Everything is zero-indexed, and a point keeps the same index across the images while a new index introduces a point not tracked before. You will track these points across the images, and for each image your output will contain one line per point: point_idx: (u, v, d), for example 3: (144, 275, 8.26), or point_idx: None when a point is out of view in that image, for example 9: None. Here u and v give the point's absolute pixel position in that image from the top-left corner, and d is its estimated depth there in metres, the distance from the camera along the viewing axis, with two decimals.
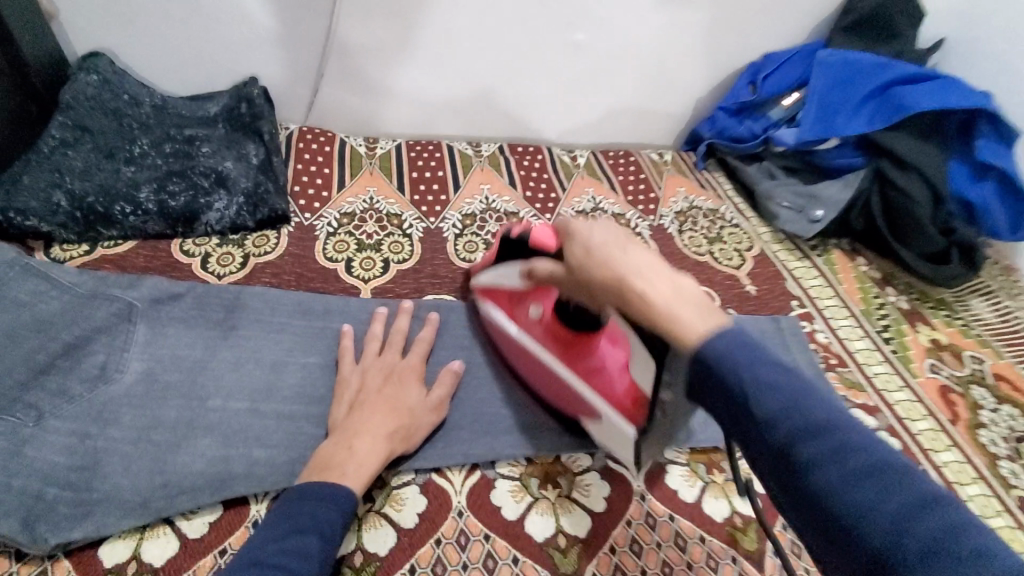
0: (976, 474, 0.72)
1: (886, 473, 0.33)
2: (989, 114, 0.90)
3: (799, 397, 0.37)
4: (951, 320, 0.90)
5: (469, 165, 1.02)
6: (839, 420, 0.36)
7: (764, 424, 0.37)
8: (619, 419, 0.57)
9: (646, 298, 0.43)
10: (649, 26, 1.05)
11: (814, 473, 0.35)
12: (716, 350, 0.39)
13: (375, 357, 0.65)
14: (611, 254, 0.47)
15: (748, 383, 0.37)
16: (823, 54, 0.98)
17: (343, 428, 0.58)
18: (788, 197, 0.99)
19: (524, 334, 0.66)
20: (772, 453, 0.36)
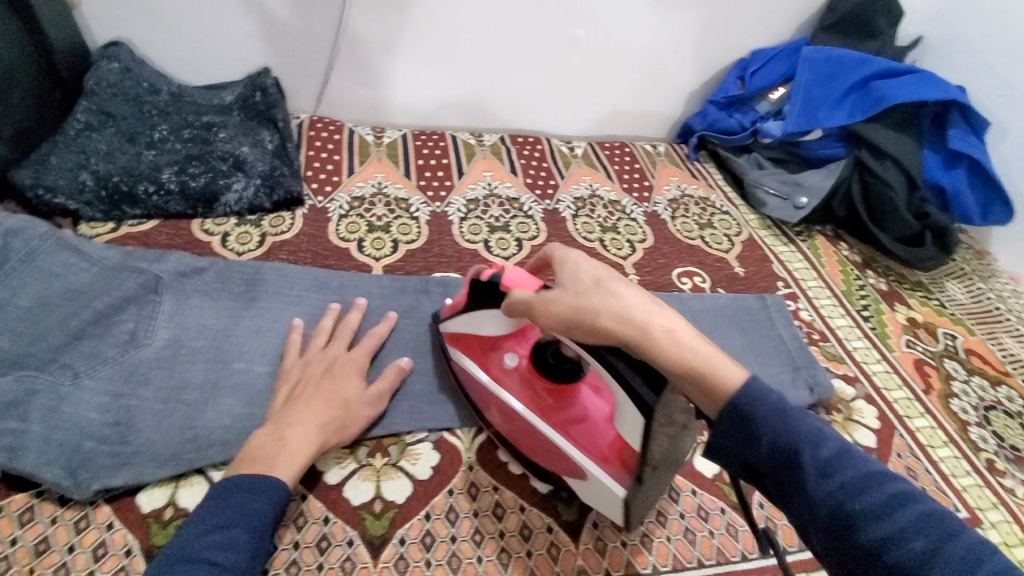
0: (947, 438, 0.77)
1: (934, 519, 0.37)
2: (960, 106, 0.96)
3: (844, 449, 0.42)
4: (926, 299, 0.96)
5: (472, 154, 1.07)
6: (884, 472, 0.41)
7: (818, 475, 0.41)
8: (607, 477, 0.54)
9: (673, 336, 0.46)
10: (643, 24, 1.10)
11: (869, 519, 0.38)
12: (765, 407, 0.44)
13: (319, 350, 0.65)
14: (624, 296, 0.48)
15: (800, 437, 0.42)
16: (808, 51, 1.04)
17: (277, 418, 0.58)
18: (775, 184, 1.04)
19: (497, 384, 0.62)
20: (822, 501, 0.40)
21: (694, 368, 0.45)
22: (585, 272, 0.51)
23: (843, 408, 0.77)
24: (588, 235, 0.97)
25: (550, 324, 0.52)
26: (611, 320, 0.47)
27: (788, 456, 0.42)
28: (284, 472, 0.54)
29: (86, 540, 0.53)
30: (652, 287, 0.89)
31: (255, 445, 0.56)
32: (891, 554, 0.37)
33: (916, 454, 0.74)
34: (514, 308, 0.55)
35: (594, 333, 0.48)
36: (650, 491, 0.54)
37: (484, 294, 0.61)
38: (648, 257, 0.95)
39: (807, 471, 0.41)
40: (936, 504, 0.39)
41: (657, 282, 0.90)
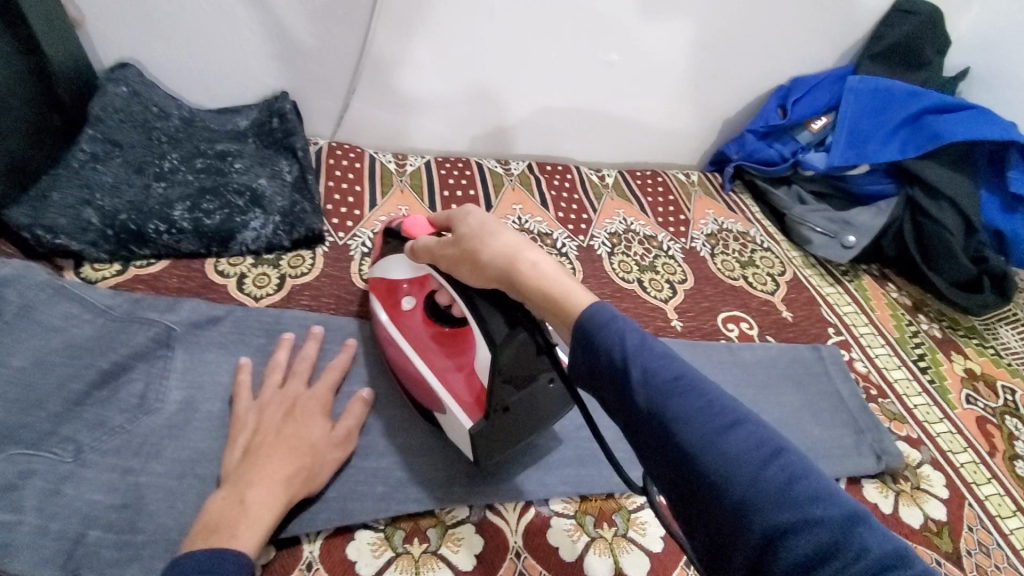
0: (1015, 507, 0.72)
1: (741, 423, 0.37)
2: (1022, 146, 0.91)
3: (670, 356, 0.40)
4: (982, 348, 0.91)
5: (500, 184, 1.01)
6: (698, 376, 0.39)
7: (640, 386, 0.39)
8: (461, 413, 0.57)
9: (536, 267, 0.47)
10: (679, 48, 1.05)
11: (681, 425, 0.37)
12: (599, 318, 0.42)
13: (276, 389, 0.60)
14: (501, 231, 0.50)
15: (625, 346, 0.40)
16: (854, 81, 0.99)
17: (234, 479, 0.51)
18: (821, 221, 0.99)
19: (392, 323, 0.65)
20: (644, 413, 0.38)
21: (551, 297, 0.45)
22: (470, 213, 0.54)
23: (909, 474, 0.71)
24: (625, 276, 0.91)
25: (439, 257, 0.56)
26: (484, 253, 0.50)
27: (615, 365, 0.40)
28: (246, 542, 0.47)
29: None
30: (697, 335, 0.83)
31: (214, 513, 0.48)
32: (701, 464, 0.36)
33: (987, 526, 0.69)
34: (410, 249, 0.59)
35: (469, 264, 0.52)
36: (503, 431, 0.57)
37: (394, 241, 0.65)
38: (690, 300, 0.89)
39: (632, 382, 0.39)
40: (744, 408, 0.38)
41: (701, 329, 0.84)
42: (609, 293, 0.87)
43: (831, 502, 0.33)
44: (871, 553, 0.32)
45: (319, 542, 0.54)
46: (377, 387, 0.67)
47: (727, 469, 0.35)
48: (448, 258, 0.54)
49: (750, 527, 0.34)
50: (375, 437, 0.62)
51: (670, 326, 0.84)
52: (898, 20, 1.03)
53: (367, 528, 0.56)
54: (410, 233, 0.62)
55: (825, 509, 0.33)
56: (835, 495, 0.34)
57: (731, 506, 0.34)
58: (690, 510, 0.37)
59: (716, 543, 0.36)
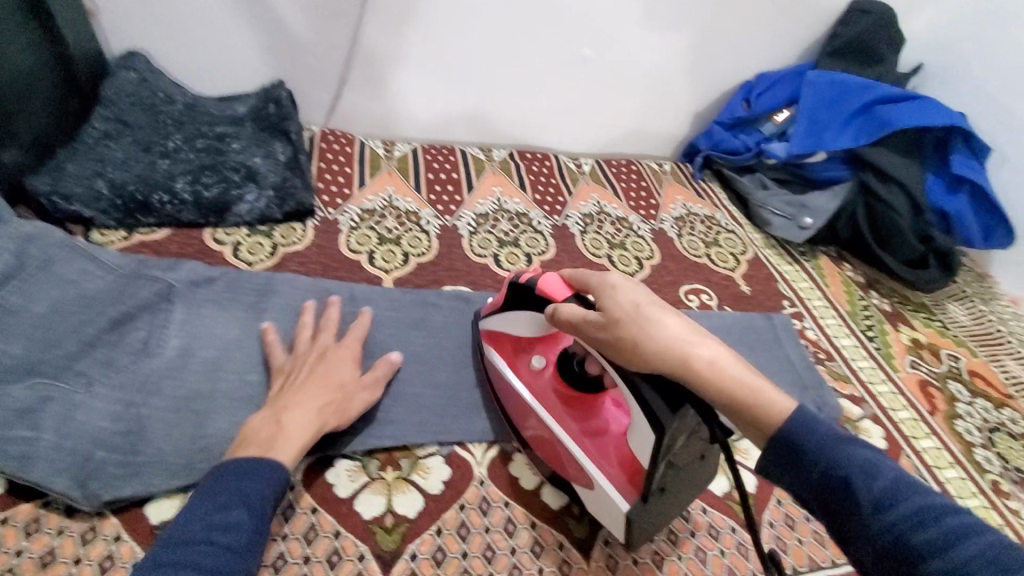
0: (953, 459, 0.76)
1: (1002, 560, 0.36)
2: (964, 132, 0.98)
3: (902, 482, 0.41)
4: (929, 321, 0.96)
5: (482, 169, 1.08)
6: (940, 505, 0.40)
7: (872, 507, 0.40)
8: (614, 492, 0.56)
9: (715, 367, 0.48)
10: (652, 47, 1.12)
11: (926, 553, 0.37)
12: (814, 436, 0.44)
13: (308, 342, 0.66)
14: (664, 320, 0.50)
15: (850, 466, 0.42)
16: (812, 75, 1.06)
17: (274, 405, 0.58)
18: (779, 205, 1.07)
19: (520, 383, 0.65)
20: (880, 534, 0.40)
21: (740, 400, 0.47)
22: (623, 289, 0.54)
23: (849, 427, 0.77)
24: (596, 251, 0.98)
25: (586, 334, 0.54)
26: (649, 343, 0.50)
27: (837, 483, 0.42)
28: (285, 455, 0.54)
29: (93, 552, 0.53)
30: None
31: (255, 430, 0.56)
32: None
33: (922, 474, 0.74)
34: (556, 313, 0.57)
35: (631, 351, 0.51)
36: (657, 511, 0.56)
37: (521, 297, 0.63)
38: (656, 273, 0.95)
39: (860, 502, 0.41)
40: (1001, 543, 0.37)
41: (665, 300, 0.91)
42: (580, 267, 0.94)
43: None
44: None
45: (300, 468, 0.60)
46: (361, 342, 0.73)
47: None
48: (601, 341, 0.53)
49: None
50: None
51: None
52: (854, 18, 1.10)
53: (346, 458, 0.62)
54: (548, 294, 0.59)
55: None
56: None
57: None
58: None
59: None
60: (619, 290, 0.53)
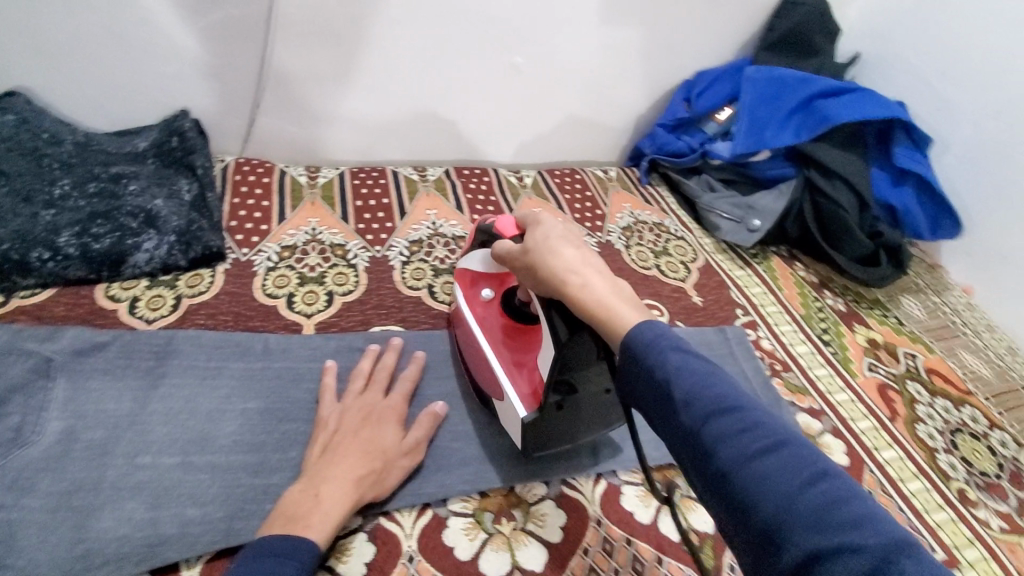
0: (917, 470, 0.73)
1: (782, 443, 0.38)
2: (903, 123, 0.96)
3: (710, 380, 0.42)
4: (884, 318, 0.94)
5: (415, 191, 1.01)
6: (740, 398, 0.41)
7: (682, 404, 0.42)
8: (517, 401, 0.62)
9: (586, 291, 0.51)
10: (587, 50, 1.08)
11: (719, 443, 0.39)
12: (645, 340, 0.45)
13: (357, 396, 0.64)
14: (560, 250, 0.54)
15: (667, 366, 0.43)
16: (750, 71, 1.02)
17: (313, 473, 0.56)
18: (727, 208, 1.03)
19: (468, 311, 0.71)
20: (686, 427, 0.41)
21: (598, 316, 0.49)
22: (543, 224, 0.58)
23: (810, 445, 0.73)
24: None
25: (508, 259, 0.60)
26: (542, 265, 0.54)
27: (656, 383, 0.44)
28: (319, 532, 0.51)
29: None
30: None
31: (291, 503, 0.54)
32: (734, 481, 0.38)
33: (888, 491, 0.70)
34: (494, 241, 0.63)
35: (533, 275, 0.56)
36: (553, 428, 0.61)
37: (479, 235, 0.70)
38: None
39: (673, 399, 0.42)
40: (783, 430, 0.39)
41: None
42: None
43: (873, 527, 0.34)
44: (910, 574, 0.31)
45: (199, 567, 0.53)
46: (275, 403, 0.66)
47: (761, 487, 0.37)
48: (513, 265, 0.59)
49: (784, 547, 0.35)
50: (268, 452, 0.61)
51: None
52: (788, 11, 1.08)
53: None
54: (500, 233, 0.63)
55: (867, 533, 0.33)
56: (875, 517, 0.34)
57: (766, 522, 0.36)
58: (730, 526, 0.39)
59: (760, 564, 0.37)
60: (538, 224, 0.58)
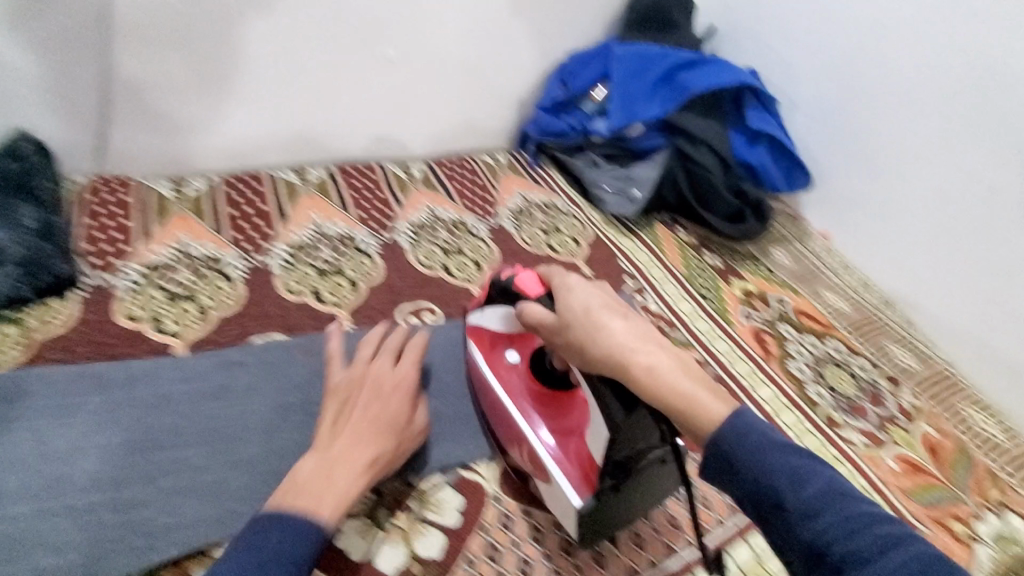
0: (789, 402, 0.79)
1: (914, 563, 0.38)
2: (752, 88, 1.04)
3: (830, 488, 0.42)
4: (757, 269, 1.01)
5: (295, 193, 0.97)
6: (862, 510, 0.41)
7: (799, 514, 0.42)
8: (568, 487, 0.59)
9: (652, 374, 0.50)
10: (460, 40, 1.08)
11: (849, 563, 0.39)
12: (754, 445, 0.45)
13: (366, 365, 0.66)
14: (609, 326, 0.53)
15: (781, 475, 0.43)
16: (617, 50, 1.07)
17: (323, 450, 0.58)
18: (609, 181, 1.08)
19: (497, 379, 0.68)
20: (806, 541, 0.41)
21: (669, 401, 0.49)
22: (576, 292, 0.57)
23: None
24: (429, 264, 0.91)
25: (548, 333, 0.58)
26: (592, 344, 0.53)
27: (766, 490, 0.43)
28: (332, 508, 0.54)
29: None
30: None
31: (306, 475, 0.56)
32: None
33: None
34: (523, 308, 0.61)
35: (579, 351, 0.55)
36: (612, 509, 0.58)
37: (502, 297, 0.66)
38: None
39: (790, 510, 0.42)
40: (911, 545, 0.40)
41: None
42: (413, 285, 0.87)
43: None
44: None
45: None
46: (143, 431, 0.62)
47: None
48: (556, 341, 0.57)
49: None
50: (135, 488, 0.58)
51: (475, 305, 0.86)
52: None
53: None
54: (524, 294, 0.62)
55: None
56: None
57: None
58: None
59: None
60: (575, 293, 0.57)
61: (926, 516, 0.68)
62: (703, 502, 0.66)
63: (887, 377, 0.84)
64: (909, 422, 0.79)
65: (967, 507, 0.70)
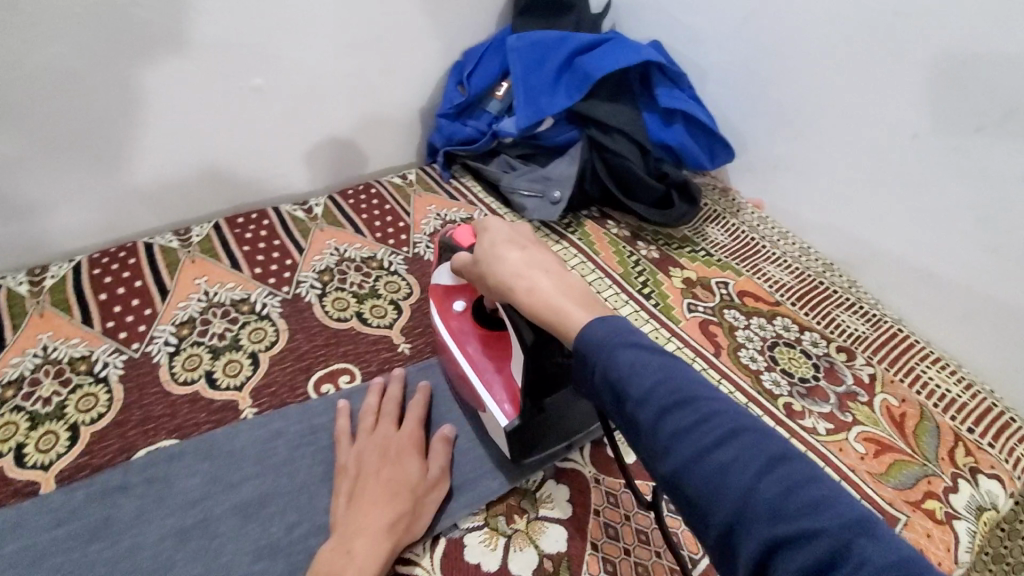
0: (747, 399, 0.75)
1: (737, 431, 0.36)
2: (658, 64, 0.97)
3: (666, 371, 0.40)
4: (695, 254, 0.96)
5: (176, 261, 0.85)
6: (695, 388, 0.39)
7: (635, 399, 0.39)
8: (499, 412, 0.59)
9: (534, 294, 0.49)
10: (338, 56, 0.97)
11: (676, 439, 0.37)
12: (598, 340, 0.42)
13: (371, 434, 0.62)
14: (507, 254, 0.52)
15: (621, 367, 0.40)
16: (511, 40, 0.98)
17: (343, 528, 0.54)
18: (526, 184, 1.00)
19: (444, 326, 0.68)
20: (642, 425, 0.39)
21: (547, 317, 0.47)
22: (491, 232, 0.56)
23: None
24: (340, 314, 0.80)
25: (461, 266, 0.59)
26: (490, 272, 0.53)
27: (605, 380, 0.41)
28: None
29: None
30: (427, 353, 0.77)
31: (326, 561, 0.52)
32: (692, 477, 0.36)
33: None
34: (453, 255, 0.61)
35: (487, 286, 0.55)
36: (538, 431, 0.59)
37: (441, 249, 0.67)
38: (417, 313, 0.82)
39: (625, 399, 0.40)
40: (738, 414, 0.38)
41: (432, 348, 0.77)
42: (321, 344, 0.75)
43: (832, 508, 0.33)
44: (871, 562, 0.31)
45: None
46: None
47: (722, 479, 0.35)
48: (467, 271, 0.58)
49: (743, 535, 0.34)
50: None
51: (397, 354, 0.76)
52: None
53: None
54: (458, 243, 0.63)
55: (823, 514, 0.33)
56: (841, 501, 0.33)
57: (724, 519, 0.35)
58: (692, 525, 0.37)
59: (723, 555, 0.36)
60: (487, 231, 0.56)
61: (901, 500, 0.65)
62: (671, 540, 0.59)
63: (840, 349, 0.81)
64: (870, 395, 0.75)
65: (941, 480, 0.67)
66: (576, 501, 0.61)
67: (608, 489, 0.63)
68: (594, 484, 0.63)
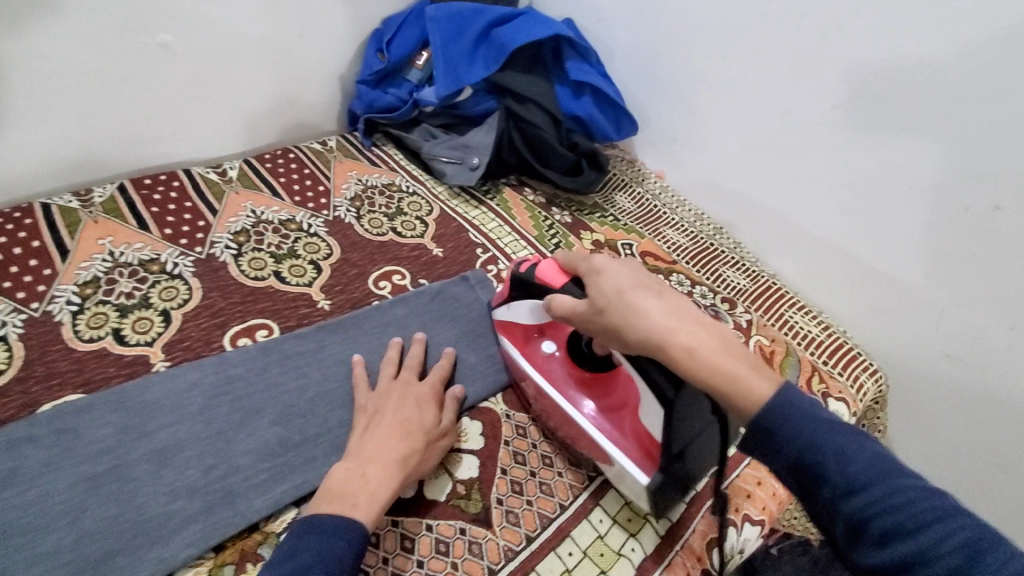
0: None
1: (968, 538, 0.39)
2: (568, 39, 1.02)
3: (877, 464, 0.43)
4: (604, 219, 1.04)
5: (76, 221, 0.81)
6: (914, 487, 0.42)
7: (842, 488, 0.43)
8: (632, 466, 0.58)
9: (694, 353, 0.50)
10: (251, 16, 0.95)
11: (893, 538, 0.40)
12: (797, 423, 0.46)
13: (390, 380, 0.66)
14: (643, 306, 0.52)
15: (828, 451, 0.44)
16: (430, 10, 1.01)
17: (355, 454, 0.58)
18: (445, 151, 1.03)
19: (535, 372, 0.67)
20: (851, 515, 0.42)
21: (715, 381, 0.49)
22: (603, 273, 0.56)
23: None
24: (257, 273, 0.80)
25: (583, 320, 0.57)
26: (628, 326, 0.52)
27: (807, 466, 0.44)
28: (368, 511, 0.53)
29: None
30: (348, 309, 0.79)
31: (338, 481, 0.56)
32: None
33: None
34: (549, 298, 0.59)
35: (614, 335, 0.54)
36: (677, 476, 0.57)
37: (527, 288, 0.66)
38: (338, 272, 0.84)
39: (830, 487, 0.43)
40: (964, 519, 0.40)
41: (352, 305, 0.79)
42: (237, 302, 0.76)
43: None
44: None
45: None
46: None
47: None
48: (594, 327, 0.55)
49: None
50: None
51: (316, 309, 0.78)
52: None
53: None
54: (548, 282, 0.63)
55: None
56: None
57: None
58: None
59: None
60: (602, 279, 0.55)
61: None
62: (572, 462, 0.66)
63: (725, 300, 0.91)
64: (746, 337, 0.85)
65: None
66: (488, 434, 0.67)
67: (517, 423, 0.69)
68: (505, 419, 0.69)
